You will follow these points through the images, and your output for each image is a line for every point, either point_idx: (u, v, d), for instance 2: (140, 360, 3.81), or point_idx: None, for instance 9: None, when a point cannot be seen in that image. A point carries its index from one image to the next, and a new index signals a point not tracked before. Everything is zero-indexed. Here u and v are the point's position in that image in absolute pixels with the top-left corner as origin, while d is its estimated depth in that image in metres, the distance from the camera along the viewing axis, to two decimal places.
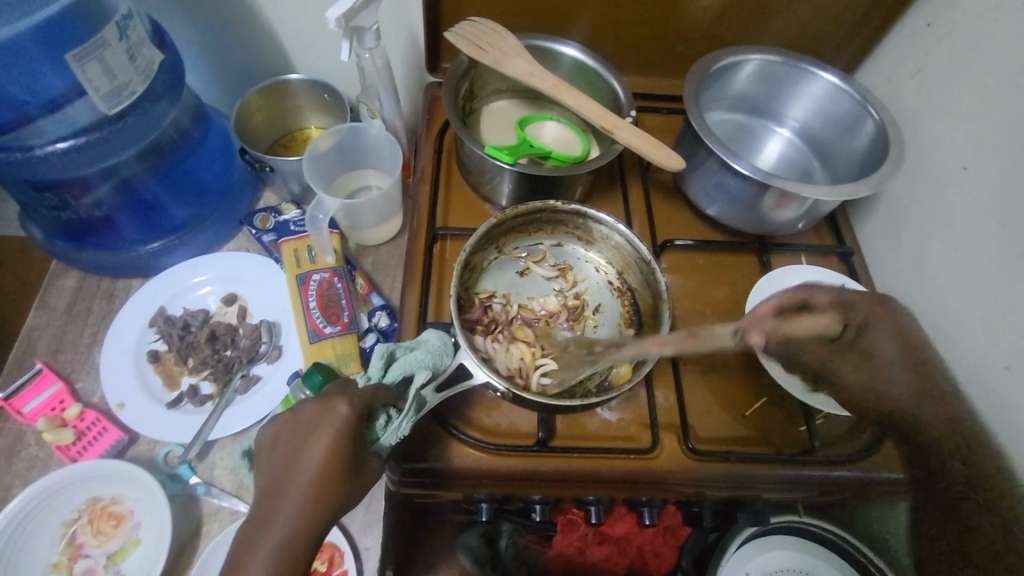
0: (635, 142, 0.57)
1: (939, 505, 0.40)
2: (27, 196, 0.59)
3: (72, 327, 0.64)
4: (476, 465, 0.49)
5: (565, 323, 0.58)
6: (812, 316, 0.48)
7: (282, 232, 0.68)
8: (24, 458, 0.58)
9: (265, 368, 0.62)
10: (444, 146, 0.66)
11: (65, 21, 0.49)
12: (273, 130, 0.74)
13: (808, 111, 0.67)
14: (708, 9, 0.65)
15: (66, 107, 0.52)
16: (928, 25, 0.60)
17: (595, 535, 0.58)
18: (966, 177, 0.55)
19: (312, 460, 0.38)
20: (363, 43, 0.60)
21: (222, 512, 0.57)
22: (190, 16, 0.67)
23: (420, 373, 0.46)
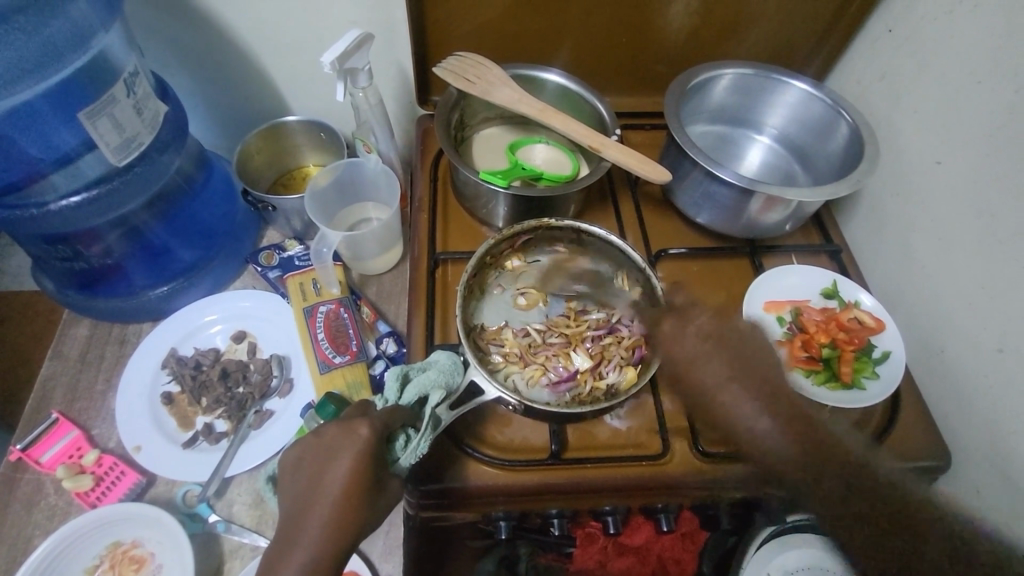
0: (622, 158, 0.59)
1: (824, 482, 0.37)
2: (40, 249, 0.61)
3: (87, 374, 0.65)
4: (492, 482, 0.50)
5: (564, 385, 0.55)
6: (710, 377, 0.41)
7: (287, 267, 0.70)
8: (43, 508, 0.58)
9: (278, 402, 0.63)
10: (439, 175, 0.69)
11: (78, 85, 0.52)
12: (272, 171, 0.76)
13: (785, 119, 0.70)
14: (682, 29, 0.69)
15: (77, 161, 0.55)
16: (889, 31, 0.64)
17: (615, 546, 0.59)
18: (940, 170, 0.58)
19: (335, 481, 0.39)
20: (356, 84, 0.63)
21: (243, 548, 0.57)
22: (190, 68, 0.70)
23: (435, 393, 0.47)
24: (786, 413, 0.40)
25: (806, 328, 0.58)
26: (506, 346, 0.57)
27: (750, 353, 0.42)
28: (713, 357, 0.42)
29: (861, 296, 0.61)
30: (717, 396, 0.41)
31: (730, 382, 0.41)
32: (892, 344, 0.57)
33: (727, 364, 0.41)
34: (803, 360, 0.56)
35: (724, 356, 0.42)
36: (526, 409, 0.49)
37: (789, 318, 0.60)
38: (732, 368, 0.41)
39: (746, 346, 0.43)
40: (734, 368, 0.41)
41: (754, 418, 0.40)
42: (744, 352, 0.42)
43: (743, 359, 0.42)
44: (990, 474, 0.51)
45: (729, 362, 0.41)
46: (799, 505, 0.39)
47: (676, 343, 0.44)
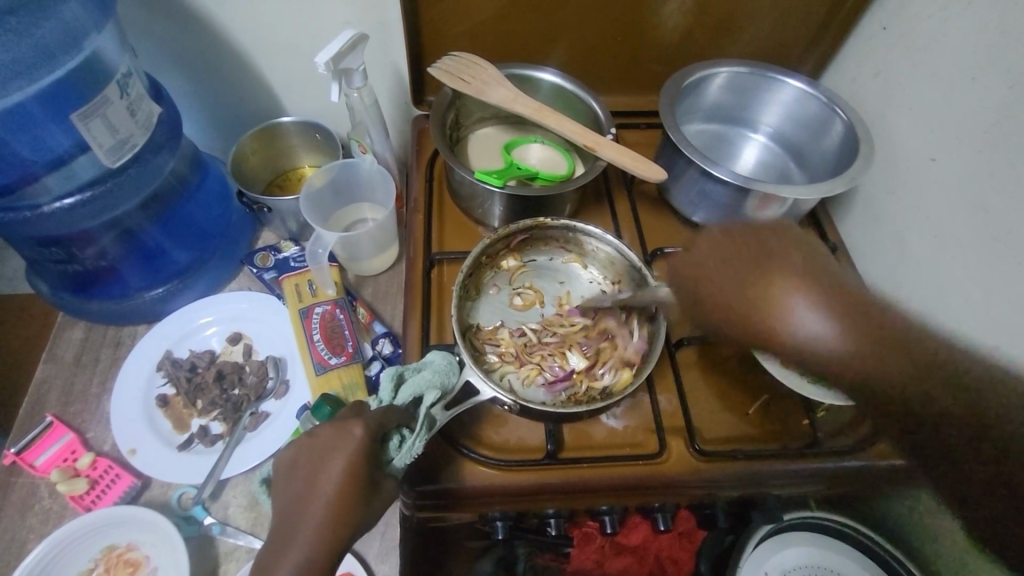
0: (617, 157, 0.59)
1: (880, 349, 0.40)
2: (34, 252, 0.61)
3: (81, 377, 0.65)
4: (488, 482, 0.50)
5: (561, 387, 0.55)
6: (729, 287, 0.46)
7: (282, 268, 0.70)
8: (38, 512, 0.58)
9: (274, 404, 0.63)
10: (434, 175, 0.68)
11: (71, 85, 0.52)
12: (268, 172, 0.76)
13: (780, 117, 0.69)
14: (677, 28, 0.69)
15: (70, 163, 0.55)
16: (883, 29, 0.64)
17: (612, 545, 0.59)
18: (935, 168, 0.58)
19: (329, 481, 0.39)
20: (351, 84, 0.62)
21: (239, 551, 0.57)
22: (185, 69, 0.70)
23: (430, 393, 0.47)
24: (837, 294, 0.42)
25: None
26: (502, 346, 0.57)
27: (767, 255, 0.45)
28: (743, 266, 0.45)
29: None
30: (755, 295, 0.43)
31: (759, 282, 0.43)
32: None
33: (751, 267, 0.45)
34: None
35: (745, 262, 0.45)
36: (522, 408, 0.49)
37: None
38: (765, 268, 0.44)
39: (782, 250, 0.44)
40: (747, 266, 0.45)
41: (803, 311, 0.41)
42: (762, 254, 0.45)
43: (763, 260, 0.44)
44: None
45: (744, 265, 0.45)
46: (876, 385, 0.40)
47: (715, 265, 0.46)
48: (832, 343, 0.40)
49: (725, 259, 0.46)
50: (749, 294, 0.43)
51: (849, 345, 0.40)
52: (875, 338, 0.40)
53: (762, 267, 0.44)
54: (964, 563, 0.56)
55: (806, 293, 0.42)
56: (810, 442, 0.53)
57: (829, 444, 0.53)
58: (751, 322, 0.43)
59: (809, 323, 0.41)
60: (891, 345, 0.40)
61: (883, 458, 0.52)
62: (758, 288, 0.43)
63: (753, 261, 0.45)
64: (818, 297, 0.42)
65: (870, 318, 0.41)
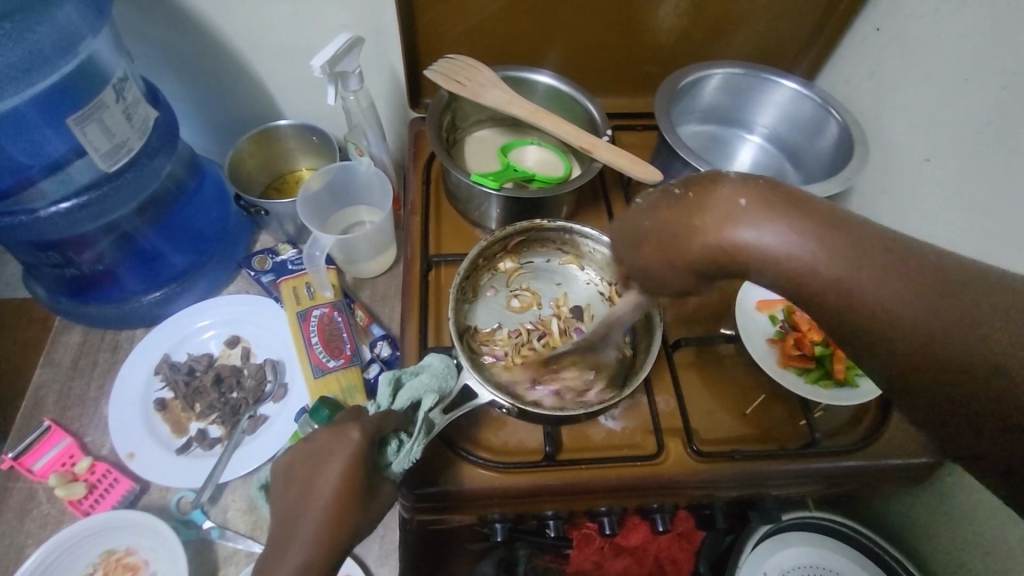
0: (613, 158, 0.59)
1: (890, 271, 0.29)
2: (31, 256, 0.61)
3: (79, 382, 0.65)
4: (487, 485, 0.50)
5: (556, 381, 0.54)
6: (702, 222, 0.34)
7: (280, 272, 0.70)
8: (36, 517, 0.58)
9: (272, 407, 0.63)
10: (432, 177, 0.68)
11: (66, 90, 0.52)
12: (265, 175, 0.76)
13: (776, 118, 0.70)
14: (672, 30, 0.69)
15: (67, 168, 0.55)
16: (877, 30, 0.64)
17: (611, 547, 0.59)
18: (930, 168, 0.58)
19: (327, 484, 0.39)
20: (347, 87, 0.63)
21: (238, 555, 0.57)
22: (180, 72, 0.70)
23: (427, 397, 0.47)
24: (797, 210, 0.32)
25: (799, 326, 0.58)
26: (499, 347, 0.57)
27: (719, 182, 0.35)
28: (678, 201, 0.35)
29: None
30: (707, 226, 0.33)
31: (715, 212, 0.33)
32: None
33: (722, 199, 0.34)
34: (796, 358, 0.56)
35: (673, 198, 0.36)
36: (521, 412, 0.49)
37: (782, 317, 0.60)
38: (708, 195, 0.34)
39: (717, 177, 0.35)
40: (700, 200, 0.34)
41: (758, 230, 0.32)
42: (704, 185, 0.35)
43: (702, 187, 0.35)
44: None
45: (692, 200, 0.35)
46: (898, 317, 0.29)
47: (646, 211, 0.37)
48: (797, 259, 0.31)
49: (659, 198, 0.37)
50: (692, 230, 0.34)
51: (835, 260, 0.30)
52: (866, 250, 0.30)
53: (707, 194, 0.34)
54: (962, 561, 0.56)
55: (771, 214, 0.32)
56: (808, 443, 0.53)
57: (826, 444, 0.53)
58: (682, 249, 0.34)
59: (752, 236, 0.32)
60: (901, 258, 0.30)
61: (880, 457, 0.53)
62: (693, 206, 0.34)
63: (706, 192, 0.34)
64: (775, 215, 0.32)
65: (866, 240, 0.31)
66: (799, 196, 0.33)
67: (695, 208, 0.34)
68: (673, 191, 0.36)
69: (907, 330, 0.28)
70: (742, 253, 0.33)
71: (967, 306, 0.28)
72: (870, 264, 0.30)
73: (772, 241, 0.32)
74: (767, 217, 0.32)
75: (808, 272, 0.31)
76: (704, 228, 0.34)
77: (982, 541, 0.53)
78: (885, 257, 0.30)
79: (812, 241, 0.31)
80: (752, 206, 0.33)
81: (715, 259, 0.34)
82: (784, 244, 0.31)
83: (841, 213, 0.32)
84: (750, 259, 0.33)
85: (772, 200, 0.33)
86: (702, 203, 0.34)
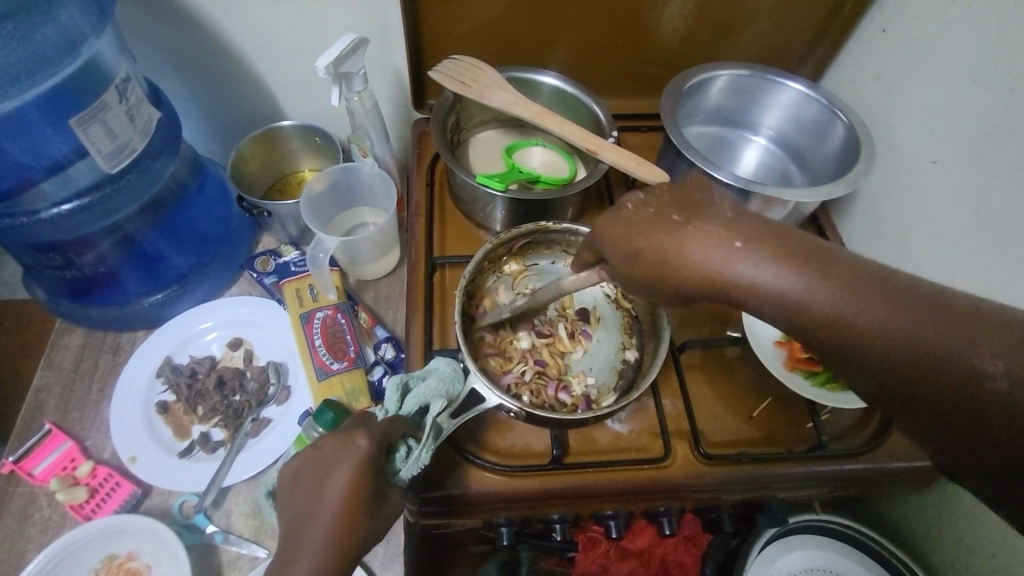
0: (619, 160, 0.59)
1: (870, 306, 0.31)
2: (31, 258, 0.60)
3: (81, 385, 0.64)
4: (493, 488, 0.49)
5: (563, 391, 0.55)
6: (698, 262, 0.34)
7: (283, 273, 0.69)
8: (37, 521, 0.57)
9: (275, 410, 0.63)
10: (436, 179, 0.68)
11: (69, 91, 0.51)
12: (267, 175, 0.76)
13: (781, 119, 0.69)
14: (677, 31, 0.69)
15: (68, 169, 0.54)
16: (883, 31, 0.64)
17: (617, 550, 0.57)
18: (936, 170, 0.58)
19: (336, 491, 0.38)
20: (351, 88, 0.62)
21: (242, 559, 0.57)
22: (182, 72, 0.69)
23: (435, 402, 0.46)
24: (788, 248, 0.33)
25: None
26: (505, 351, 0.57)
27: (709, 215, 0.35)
28: (674, 232, 0.35)
29: None
30: (706, 262, 0.34)
31: (710, 251, 0.34)
32: None
33: (718, 236, 0.34)
34: (803, 361, 0.55)
35: (664, 229, 0.36)
36: (528, 416, 0.48)
37: None
38: (703, 230, 0.35)
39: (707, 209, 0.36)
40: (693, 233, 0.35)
41: (753, 270, 0.33)
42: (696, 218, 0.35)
43: (698, 219, 0.35)
44: None
45: (688, 235, 0.35)
46: (875, 350, 0.31)
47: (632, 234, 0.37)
48: (791, 296, 0.32)
49: (650, 222, 0.37)
50: (687, 262, 0.34)
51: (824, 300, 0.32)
52: (850, 289, 0.32)
53: (703, 229, 0.35)
54: (967, 565, 0.56)
55: (764, 254, 0.33)
56: (816, 445, 0.53)
57: (834, 447, 0.53)
58: (675, 278, 0.35)
59: (750, 274, 0.33)
60: (881, 293, 0.31)
61: (888, 460, 0.52)
62: (684, 234, 0.35)
63: (704, 230, 0.34)
64: (769, 254, 0.33)
65: (846, 273, 0.32)
66: (781, 226, 0.35)
67: (689, 242, 0.35)
68: (669, 216, 0.36)
69: (886, 352, 0.31)
70: (740, 290, 0.34)
71: (942, 329, 0.30)
72: (855, 291, 0.31)
73: (766, 281, 0.33)
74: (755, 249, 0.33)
75: (798, 301, 0.32)
76: (702, 260, 0.34)
77: (987, 544, 0.53)
78: (868, 287, 0.32)
79: (799, 271, 0.32)
80: (744, 245, 0.34)
81: (706, 288, 0.34)
82: (777, 284, 0.33)
83: (825, 247, 0.34)
84: (748, 294, 0.33)
85: (764, 239, 0.34)
86: (692, 232, 0.35)
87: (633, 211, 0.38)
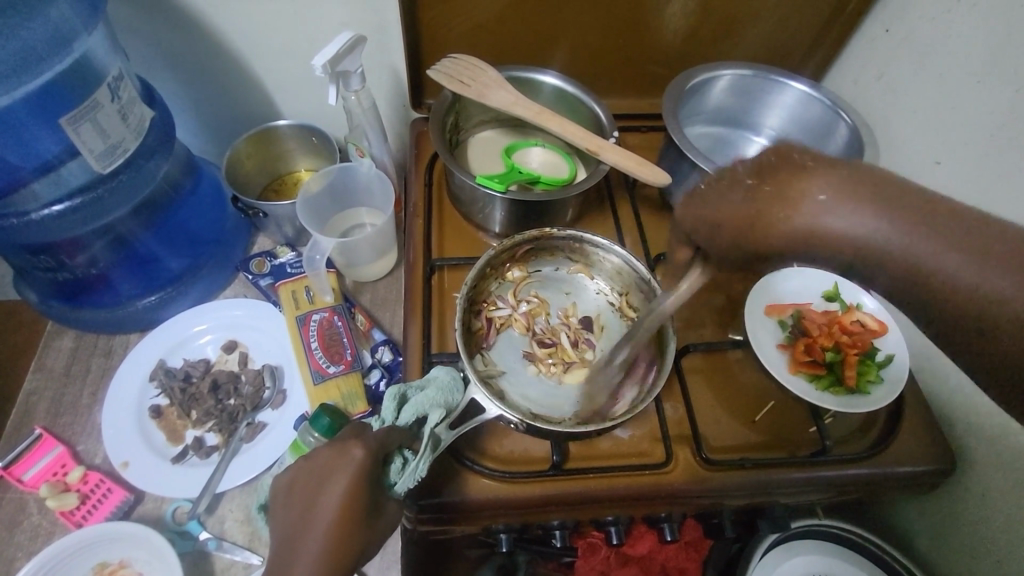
0: (620, 161, 0.58)
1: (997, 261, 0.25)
2: (22, 260, 0.59)
3: (71, 389, 0.63)
4: (492, 495, 0.48)
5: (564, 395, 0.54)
6: (784, 223, 0.29)
7: (279, 275, 0.68)
8: (26, 528, 0.56)
9: (270, 414, 0.62)
10: (434, 180, 0.67)
11: (59, 88, 0.50)
12: (263, 175, 0.75)
13: (784, 120, 0.69)
14: (678, 30, 0.68)
15: (60, 169, 0.53)
16: (887, 31, 0.63)
17: (618, 556, 0.57)
18: (940, 171, 0.57)
19: (331, 500, 0.37)
20: (348, 87, 0.61)
21: (235, 566, 0.56)
22: (177, 71, 0.68)
23: (433, 412, 0.45)
24: (890, 195, 0.28)
25: (810, 330, 0.57)
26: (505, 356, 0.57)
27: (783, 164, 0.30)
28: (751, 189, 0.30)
29: (863, 299, 0.60)
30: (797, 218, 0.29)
31: (800, 207, 0.29)
32: (896, 347, 0.56)
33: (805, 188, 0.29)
34: (806, 364, 0.55)
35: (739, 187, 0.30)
36: (528, 426, 0.47)
37: (791, 322, 0.59)
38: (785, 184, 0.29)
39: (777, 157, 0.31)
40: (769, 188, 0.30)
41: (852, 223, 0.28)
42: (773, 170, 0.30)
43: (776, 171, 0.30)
44: (1001, 480, 0.51)
45: (767, 190, 0.30)
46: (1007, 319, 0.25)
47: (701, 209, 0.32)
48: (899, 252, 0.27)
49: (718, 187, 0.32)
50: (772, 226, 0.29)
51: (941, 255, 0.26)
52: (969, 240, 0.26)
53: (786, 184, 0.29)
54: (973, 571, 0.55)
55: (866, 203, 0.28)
56: (819, 450, 0.52)
57: (838, 452, 0.52)
58: (761, 242, 0.30)
59: (847, 228, 0.28)
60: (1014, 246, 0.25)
61: (893, 465, 0.51)
62: (775, 192, 0.29)
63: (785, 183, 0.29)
64: (870, 205, 0.28)
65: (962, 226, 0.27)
66: (883, 172, 0.29)
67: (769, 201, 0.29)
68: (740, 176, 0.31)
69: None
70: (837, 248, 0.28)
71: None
72: (986, 255, 0.26)
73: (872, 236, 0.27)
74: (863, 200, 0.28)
75: (907, 262, 0.27)
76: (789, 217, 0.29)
77: (992, 550, 0.53)
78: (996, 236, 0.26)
79: (911, 225, 0.27)
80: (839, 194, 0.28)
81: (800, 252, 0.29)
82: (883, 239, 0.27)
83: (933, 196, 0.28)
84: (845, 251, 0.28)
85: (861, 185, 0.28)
86: (786, 186, 0.29)
87: (712, 178, 0.33)
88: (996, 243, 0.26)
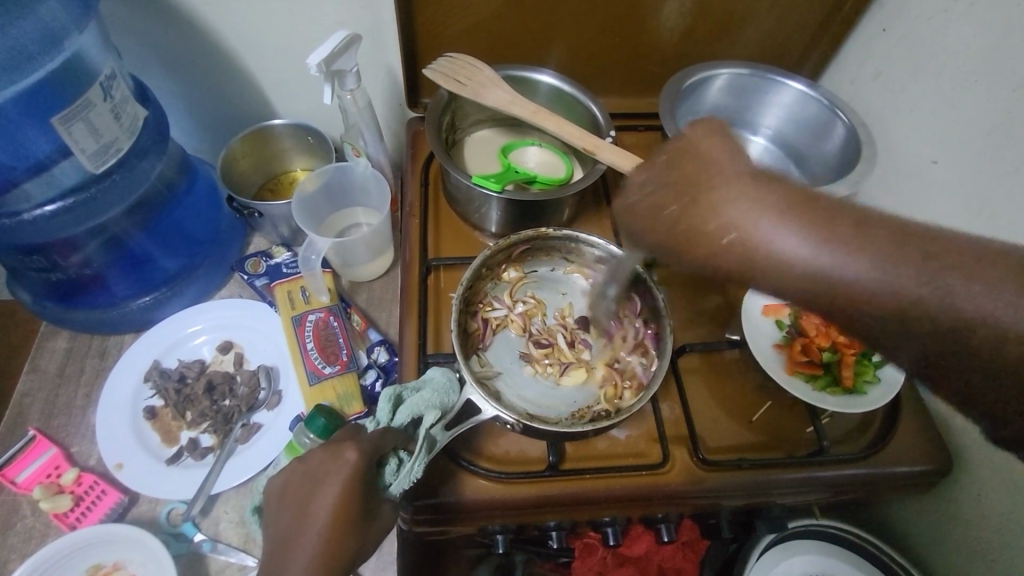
0: (617, 160, 0.58)
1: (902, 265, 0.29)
2: (15, 260, 0.59)
3: (66, 390, 0.63)
4: (488, 496, 0.48)
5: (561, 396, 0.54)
6: (718, 237, 0.31)
7: (274, 275, 0.67)
8: (20, 531, 0.56)
9: (265, 415, 0.61)
10: (430, 179, 0.66)
11: (51, 87, 0.50)
12: (259, 175, 0.74)
13: (781, 119, 0.68)
14: (675, 29, 0.68)
15: (52, 169, 0.53)
16: (883, 30, 0.63)
17: (614, 557, 0.56)
18: (937, 170, 0.57)
19: (324, 502, 0.38)
20: (344, 86, 0.61)
21: (230, 568, 0.55)
22: (172, 70, 0.68)
23: (429, 414, 0.45)
24: (801, 208, 0.31)
25: (807, 331, 0.56)
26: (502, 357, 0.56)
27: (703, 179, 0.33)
28: (685, 205, 0.33)
29: None
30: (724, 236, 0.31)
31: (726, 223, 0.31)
32: None
33: (729, 204, 0.31)
34: (803, 365, 0.55)
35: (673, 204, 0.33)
36: (525, 426, 0.47)
37: (789, 322, 0.58)
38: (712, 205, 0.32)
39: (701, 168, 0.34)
40: (696, 204, 0.32)
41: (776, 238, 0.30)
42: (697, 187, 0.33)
43: (702, 186, 0.33)
44: (998, 479, 0.51)
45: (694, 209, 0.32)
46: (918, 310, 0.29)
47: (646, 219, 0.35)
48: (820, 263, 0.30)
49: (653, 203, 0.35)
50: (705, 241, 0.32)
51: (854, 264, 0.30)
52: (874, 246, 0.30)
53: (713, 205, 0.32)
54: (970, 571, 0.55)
55: (783, 219, 0.30)
56: (817, 450, 0.52)
57: (835, 451, 0.52)
58: (695, 255, 0.32)
59: (773, 241, 0.30)
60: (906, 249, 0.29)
61: (890, 464, 0.51)
62: (699, 208, 0.32)
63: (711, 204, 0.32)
64: (786, 222, 0.31)
65: (870, 233, 0.30)
66: (801, 188, 0.32)
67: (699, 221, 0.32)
68: (667, 199, 0.34)
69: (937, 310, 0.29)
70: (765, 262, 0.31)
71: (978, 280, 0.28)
72: (899, 258, 0.29)
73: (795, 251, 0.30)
74: (763, 216, 0.31)
75: (826, 269, 0.30)
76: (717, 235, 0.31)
77: (988, 548, 0.53)
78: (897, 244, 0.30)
79: (822, 241, 0.30)
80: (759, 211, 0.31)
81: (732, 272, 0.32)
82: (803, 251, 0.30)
83: (841, 204, 0.31)
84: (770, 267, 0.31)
85: (775, 202, 0.31)
86: (708, 202, 0.32)
87: (662, 193, 0.34)
88: (901, 245, 0.30)
